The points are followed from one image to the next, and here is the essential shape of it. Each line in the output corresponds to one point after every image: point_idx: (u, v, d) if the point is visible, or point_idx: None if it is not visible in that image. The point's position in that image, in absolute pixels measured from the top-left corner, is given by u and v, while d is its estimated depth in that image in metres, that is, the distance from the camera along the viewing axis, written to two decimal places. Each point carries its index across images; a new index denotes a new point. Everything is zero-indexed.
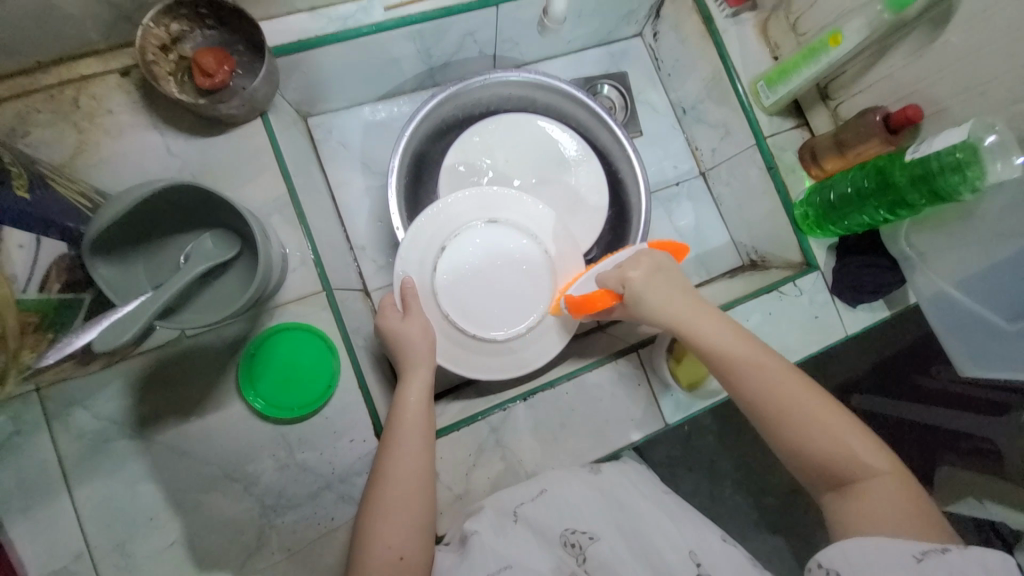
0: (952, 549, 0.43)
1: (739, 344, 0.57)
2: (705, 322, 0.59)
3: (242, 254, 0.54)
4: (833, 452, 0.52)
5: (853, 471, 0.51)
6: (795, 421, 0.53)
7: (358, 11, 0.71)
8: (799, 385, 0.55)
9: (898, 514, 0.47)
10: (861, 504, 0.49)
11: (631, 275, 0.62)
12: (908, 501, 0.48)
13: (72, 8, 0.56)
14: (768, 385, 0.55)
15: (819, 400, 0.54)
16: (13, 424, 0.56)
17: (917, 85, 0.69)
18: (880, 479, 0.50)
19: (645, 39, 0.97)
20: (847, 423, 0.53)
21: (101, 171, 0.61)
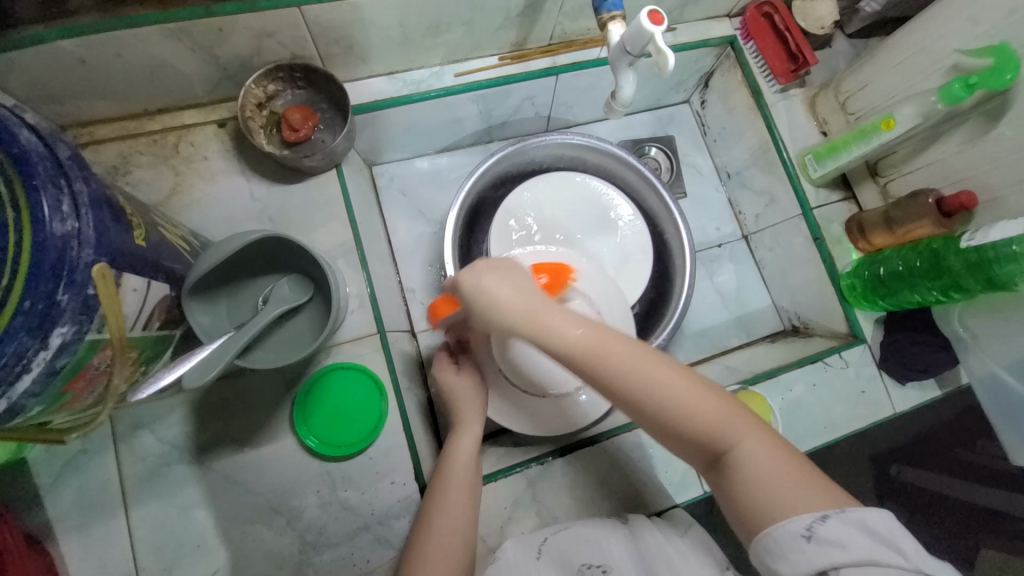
0: (831, 514, 0.42)
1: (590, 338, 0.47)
2: (554, 318, 0.48)
3: (314, 298, 0.58)
4: (698, 429, 0.47)
5: (723, 442, 0.47)
6: (660, 406, 0.47)
7: (431, 77, 0.78)
8: (662, 365, 0.48)
9: (771, 487, 0.44)
10: (736, 480, 0.46)
11: (467, 283, 0.52)
12: (784, 462, 0.45)
13: (187, 70, 0.63)
14: (621, 370, 0.47)
15: (677, 375, 0.47)
16: (84, 442, 0.60)
17: (970, 171, 0.70)
18: (749, 441, 0.46)
19: (692, 106, 1.01)
20: (701, 389, 0.47)
21: (191, 211, 0.67)
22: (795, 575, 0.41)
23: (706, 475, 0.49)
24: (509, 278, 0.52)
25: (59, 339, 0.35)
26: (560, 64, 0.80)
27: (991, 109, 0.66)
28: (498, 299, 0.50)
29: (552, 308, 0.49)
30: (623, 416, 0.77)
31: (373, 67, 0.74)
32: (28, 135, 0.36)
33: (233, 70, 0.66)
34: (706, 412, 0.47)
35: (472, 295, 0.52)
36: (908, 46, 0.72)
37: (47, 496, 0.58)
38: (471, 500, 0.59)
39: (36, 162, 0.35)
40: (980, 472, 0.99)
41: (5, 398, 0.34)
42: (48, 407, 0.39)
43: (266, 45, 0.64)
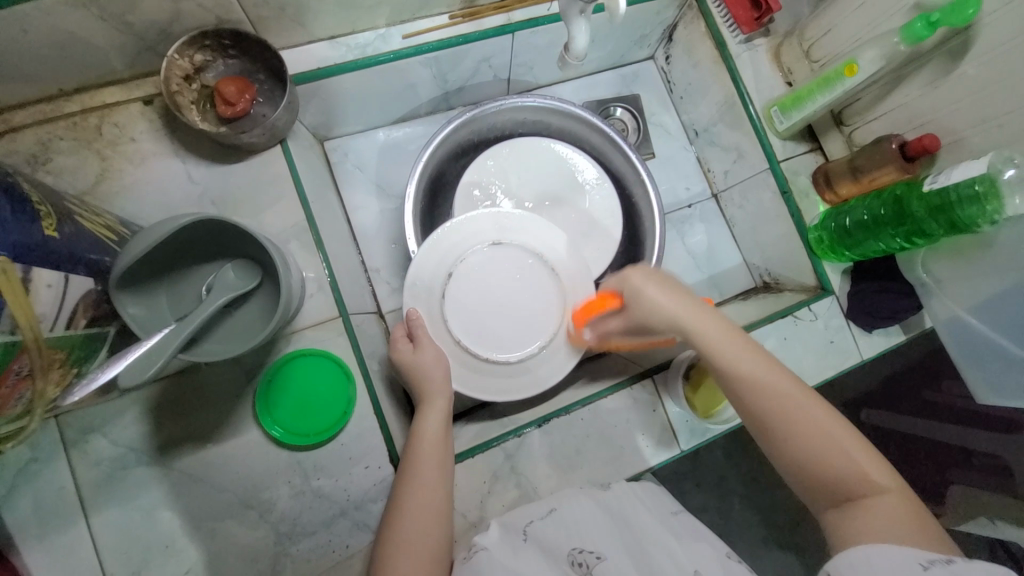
0: (959, 560, 0.42)
1: (777, 381, 0.53)
2: (734, 349, 0.54)
3: (263, 284, 0.55)
4: (837, 471, 0.50)
5: (861, 491, 0.49)
6: (803, 436, 0.51)
7: (377, 39, 0.73)
8: (809, 401, 0.52)
9: (901, 535, 0.46)
10: (862, 523, 0.48)
11: (635, 280, 0.57)
12: (913, 519, 0.47)
13: (99, 41, 0.57)
14: (755, 383, 0.53)
15: (835, 419, 0.52)
16: (31, 451, 0.56)
17: (932, 115, 0.69)
18: (884, 495, 0.48)
19: (657, 62, 0.98)
20: (847, 434, 0.51)
21: (123, 198, 0.62)
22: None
23: (824, 516, 0.51)
24: (692, 301, 0.56)
25: None
26: (514, 20, 0.75)
27: (953, 48, 0.65)
28: (663, 306, 0.55)
29: (724, 331, 0.55)
30: (599, 383, 0.77)
31: (310, 31, 0.68)
32: None
33: (152, 39, 0.59)
34: (853, 457, 0.50)
35: (637, 301, 0.56)
36: None
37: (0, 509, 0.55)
38: (444, 477, 0.59)
39: None
40: (952, 409, 1.04)
41: None
42: None
43: (185, 9, 0.57)
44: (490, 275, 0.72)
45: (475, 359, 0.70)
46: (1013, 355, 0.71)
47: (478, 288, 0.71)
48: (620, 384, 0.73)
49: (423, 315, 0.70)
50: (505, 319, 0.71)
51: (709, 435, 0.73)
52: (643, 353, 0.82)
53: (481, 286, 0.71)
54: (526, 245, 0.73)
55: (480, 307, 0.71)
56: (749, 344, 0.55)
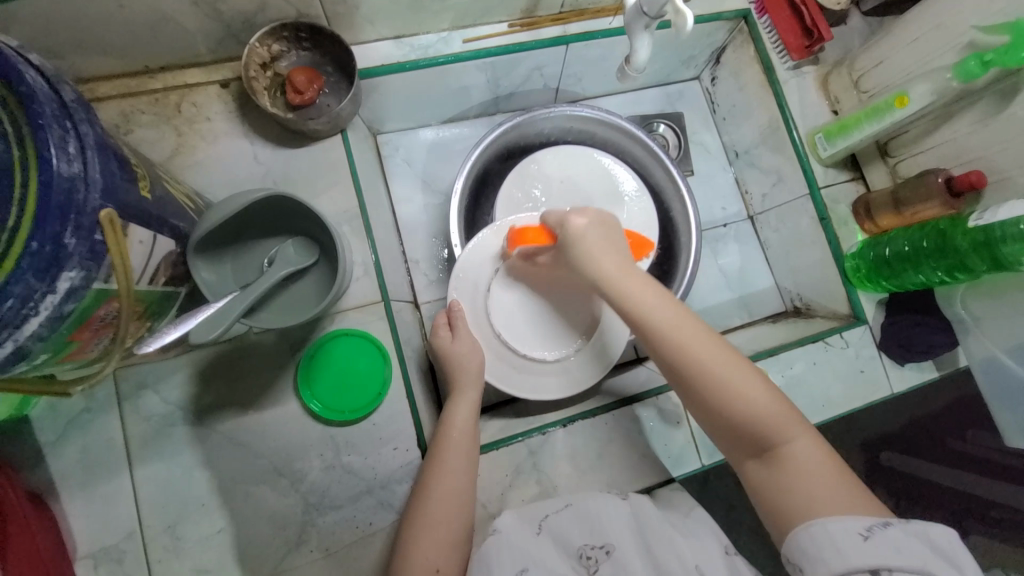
0: (894, 523, 0.44)
1: (683, 330, 0.54)
2: (643, 297, 0.56)
3: (319, 262, 0.58)
4: (751, 422, 0.51)
5: (777, 439, 0.51)
6: (712, 389, 0.52)
7: (438, 42, 0.76)
8: (721, 350, 0.53)
9: (810, 477, 0.49)
10: (780, 475, 0.50)
11: (575, 221, 0.61)
12: (827, 464, 0.50)
13: (189, 25, 0.61)
14: (666, 336, 0.54)
15: (745, 366, 0.53)
16: (85, 401, 0.60)
17: (981, 152, 0.69)
18: (798, 443, 0.50)
19: (703, 83, 1.00)
20: (760, 387, 0.52)
21: (192, 172, 0.66)
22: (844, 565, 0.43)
23: (743, 467, 0.54)
24: (614, 253, 0.59)
25: (67, 284, 0.33)
26: (570, 33, 0.78)
27: (1007, 87, 0.65)
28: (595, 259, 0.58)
29: (636, 279, 0.57)
30: (624, 391, 0.77)
31: (379, 30, 0.72)
32: (33, 74, 0.33)
33: (237, 27, 0.64)
34: (767, 405, 0.51)
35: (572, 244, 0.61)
36: (926, 22, 0.71)
37: (51, 453, 0.58)
38: (471, 464, 0.60)
39: (41, 100, 0.32)
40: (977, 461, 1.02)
41: (13, 340, 0.32)
42: (53, 358, 0.39)
43: (271, 1, 0.62)
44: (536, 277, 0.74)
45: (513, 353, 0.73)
46: None
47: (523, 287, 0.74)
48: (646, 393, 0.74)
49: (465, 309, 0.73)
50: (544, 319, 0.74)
51: None
52: None
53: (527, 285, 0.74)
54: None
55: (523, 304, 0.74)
56: (666, 297, 0.56)
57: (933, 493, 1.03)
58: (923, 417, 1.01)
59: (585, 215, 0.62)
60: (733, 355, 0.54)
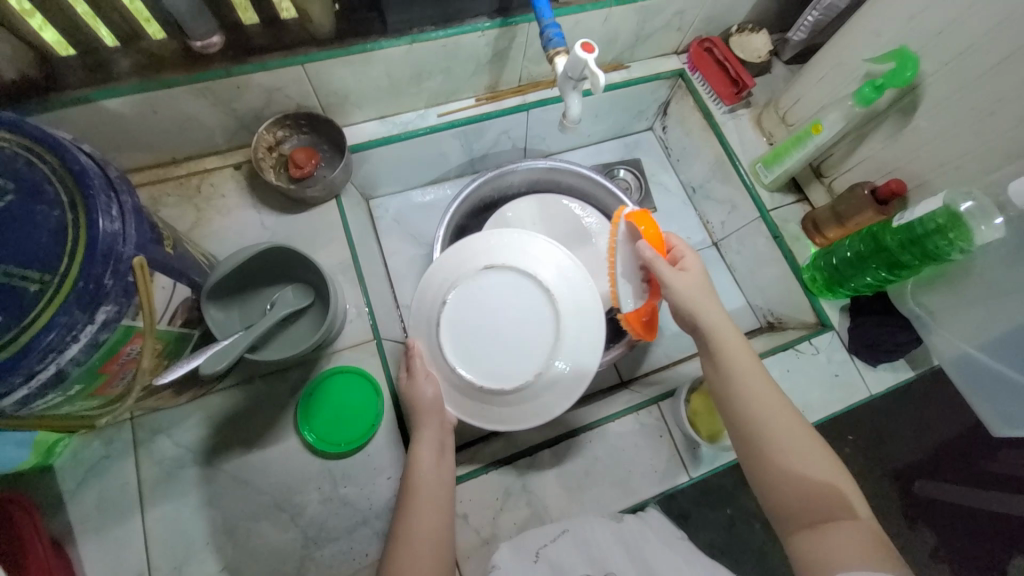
0: None
1: (766, 393, 0.58)
2: (734, 357, 0.60)
3: (314, 304, 0.67)
4: (805, 489, 0.54)
5: (833, 513, 0.52)
6: (781, 450, 0.56)
7: (416, 118, 0.90)
8: (789, 418, 0.57)
9: (868, 553, 0.49)
10: (826, 540, 0.51)
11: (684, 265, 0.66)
12: (879, 545, 0.50)
13: (208, 122, 0.75)
14: (748, 393, 0.58)
15: (813, 441, 0.56)
16: (105, 448, 0.65)
17: (898, 163, 0.78)
18: (855, 522, 0.52)
19: (655, 132, 1.13)
20: (825, 462, 0.55)
21: (209, 240, 0.77)
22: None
23: (791, 536, 0.53)
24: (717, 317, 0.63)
25: (103, 316, 0.41)
26: (529, 101, 0.92)
27: (906, 105, 0.74)
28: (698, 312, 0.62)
29: (731, 339, 0.61)
30: (607, 409, 0.81)
31: (366, 113, 0.86)
32: (86, 158, 0.44)
33: (247, 120, 0.78)
34: (825, 477, 0.54)
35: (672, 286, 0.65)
36: (828, 63, 0.82)
37: (70, 499, 0.63)
38: (443, 503, 0.61)
39: (92, 175, 0.43)
40: (995, 479, 1.09)
41: (55, 364, 0.40)
42: (84, 389, 0.46)
43: (275, 98, 0.76)
44: (489, 304, 0.70)
45: (473, 388, 0.67)
46: (1016, 383, 0.73)
47: (475, 314, 0.70)
48: (626, 409, 0.78)
49: (422, 348, 0.70)
50: (504, 347, 0.68)
51: (717, 463, 0.75)
52: (651, 385, 0.87)
53: (481, 311, 0.70)
54: (525, 272, 0.70)
55: (478, 332, 0.69)
56: (755, 362, 0.61)
57: (970, 519, 1.08)
58: (943, 443, 1.09)
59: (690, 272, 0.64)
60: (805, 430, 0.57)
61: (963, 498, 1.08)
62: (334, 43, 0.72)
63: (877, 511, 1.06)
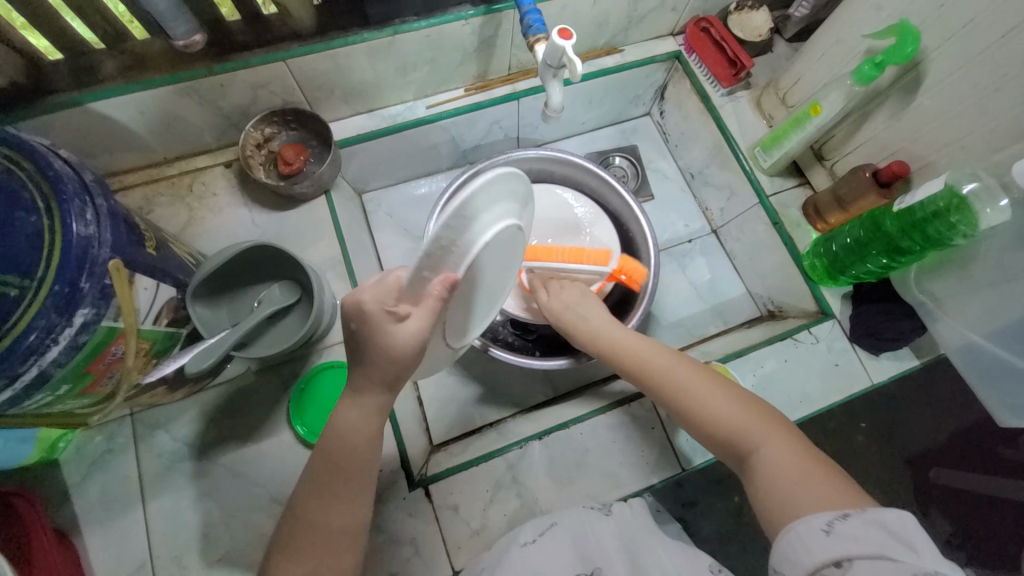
0: (852, 514, 0.43)
1: (648, 358, 0.63)
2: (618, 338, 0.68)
3: (301, 300, 0.69)
4: (718, 432, 0.55)
5: (748, 447, 0.52)
6: (680, 405, 0.58)
7: (405, 110, 0.89)
8: (681, 371, 0.60)
9: (783, 477, 0.48)
10: (751, 478, 0.51)
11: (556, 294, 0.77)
12: (798, 468, 0.48)
13: (196, 121, 0.76)
14: (635, 368, 0.64)
15: (716, 384, 0.58)
16: (107, 443, 0.68)
17: (901, 144, 0.75)
18: (770, 447, 0.51)
19: (653, 117, 1.10)
20: (724, 398, 0.56)
21: (202, 239, 0.78)
22: (811, 565, 0.42)
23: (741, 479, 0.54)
24: (606, 315, 0.72)
25: (82, 319, 0.42)
26: (519, 89, 0.90)
27: (909, 84, 0.70)
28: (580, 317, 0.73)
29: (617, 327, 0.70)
30: (600, 401, 0.80)
31: (354, 107, 0.86)
32: (61, 164, 0.45)
33: (235, 118, 0.78)
34: (733, 416, 0.54)
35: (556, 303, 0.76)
36: (828, 39, 0.78)
37: (74, 493, 0.65)
38: (339, 477, 0.49)
39: (66, 181, 0.43)
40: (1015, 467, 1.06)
41: (37, 366, 0.41)
42: (73, 388, 0.47)
43: (261, 94, 0.76)
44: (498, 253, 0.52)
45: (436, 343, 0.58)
46: None
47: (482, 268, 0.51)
48: (617, 401, 0.77)
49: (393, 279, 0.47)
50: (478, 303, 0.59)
51: (711, 455, 0.74)
52: None
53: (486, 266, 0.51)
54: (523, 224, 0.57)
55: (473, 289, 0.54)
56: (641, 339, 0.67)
57: (989, 508, 1.04)
58: (957, 431, 1.06)
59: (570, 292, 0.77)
60: (697, 374, 0.60)
61: (981, 487, 1.05)
62: (316, 38, 0.72)
63: (887, 497, 1.04)
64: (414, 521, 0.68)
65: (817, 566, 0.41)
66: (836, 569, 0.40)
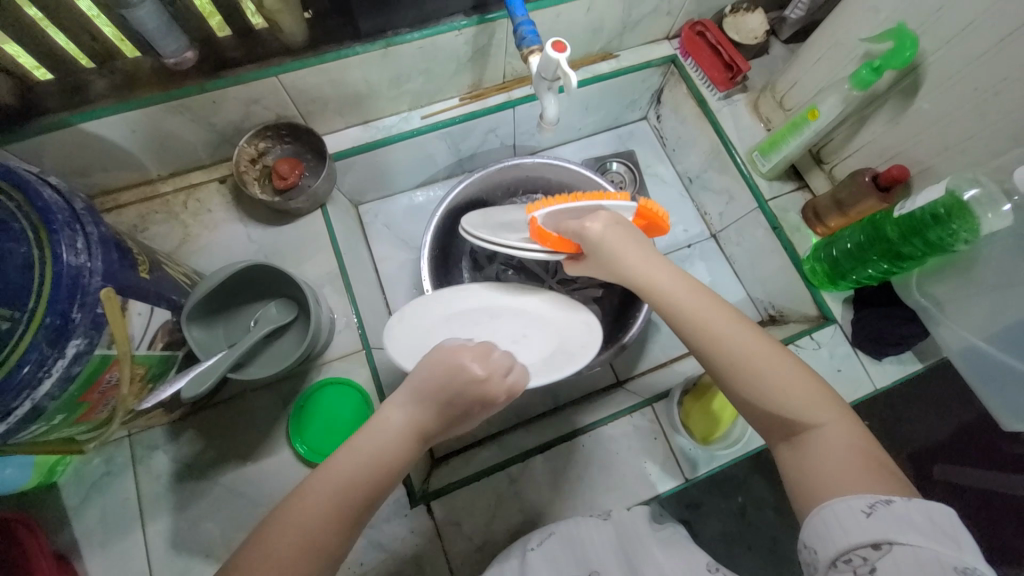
0: (896, 500, 0.41)
1: (702, 308, 0.52)
2: (662, 280, 0.55)
3: (298, 318, 0.68)
4: (776, 404, 0.48)
5: (808, 425, 0.47)
6: (737, 369, 0.50)
7: (400, 121, 0.88)
8: (741, 330, 0.51)
9: (845, 462, 0.45)
10: (803, 455, 0.47)
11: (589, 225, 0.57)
12: (859, 454, 0.45)
13: (190, 138, 0.75)
14: (683, 319, 0.53)
15: (780, 353, 0.50)
16: (105, 466, 0.67)
17: (900, 147, 0.74)
18: (833, 427, 0.47)
19: (650, 121, 1.09)
20: (790, 368, 0.49)
21: (199, 256, 0.78)
22: (847, 545, 0.41)
23: (777, 450, 0.50)
24: (645, 248, 0.57)
25: (74, 350, 0.42)
26: (514, 97, 0.89)
27: (907, 87, 0.70)
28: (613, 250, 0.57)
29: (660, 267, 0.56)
30: (600, 412, 0.80)
31: (348, 119, 0.85)
32: (50, 193, 0.44)
33: (228, 133, 0.77)
34: (799, 389, 0.48)
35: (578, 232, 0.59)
36: (825, 42, 0.77)
37: (74, 517, 0.65)
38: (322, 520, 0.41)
39: (56, 211, 0.43)
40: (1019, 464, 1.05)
41: (30, 400, 0.40)
42: (67, 417, 0.47)
43: (254, 110, 0.75)
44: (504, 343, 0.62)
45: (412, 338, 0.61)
46: None
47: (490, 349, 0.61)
48: (618, 412, 0.77)
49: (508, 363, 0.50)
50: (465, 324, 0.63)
51: (715, 464, 0.74)
52: (647, 385, 0.85)
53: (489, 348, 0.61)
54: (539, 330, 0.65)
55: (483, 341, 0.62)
56: (689, 282, 0.55)
57: (993, 506, 1.04)
58: (960, 429, 1.05)
59: (598, 218, 0.58)
60: (757, 335, 0.51)
61: (985, 485, 1.04)
62: (307, 53, 0.71)
63: None
64: (416, 539, 0.67)
65: (852, 546, 0.40)
66: (872, 550, 0.40)
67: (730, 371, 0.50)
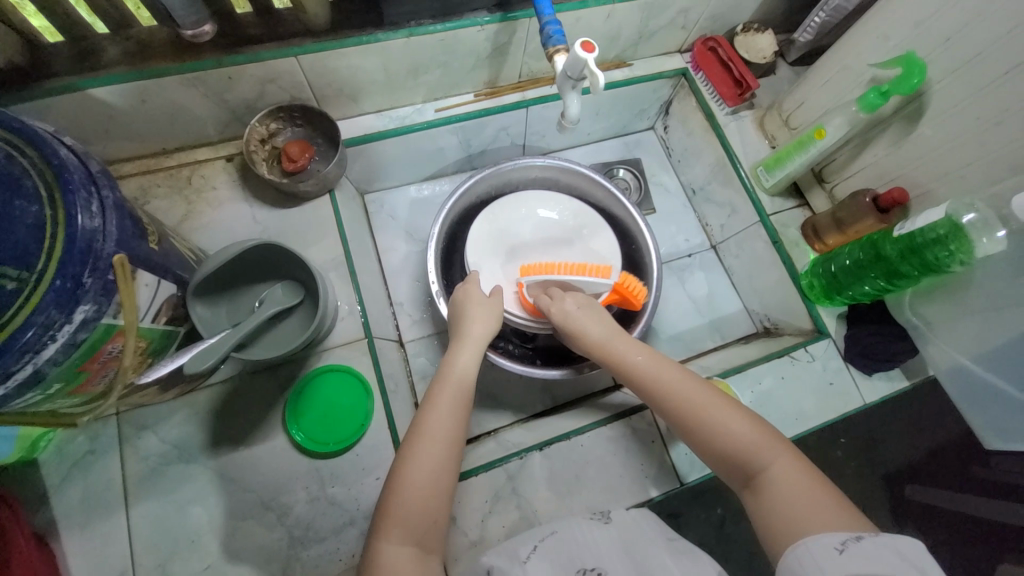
0: (866, 536, 0.44)
1: (655, 370, 0.63)
2: (623, 349, 0.67)
3: (304, 302, 0.68)
4: (727, 449, 0.56)
5: (758, 465, 0.53)
6: (690, 424, 0.58)
7: (414, 112, 0.88)
8: (689, 387, 0.61)
9: (794, 495, 0.50)
10: (758, 495, 0.52)
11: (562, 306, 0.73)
12: (808, 484, 0.51)
13: (199, 112, 0.74)
14: (643, 382, 0.64)
15: (724, 403, 0.58)
16: (90, 443, 0.65)
17: (900, 171, 0.77)
18: (779, 466, 0.52)
19: (657, 131, 1.11)
20: (735, 416, 0.57)
21: (200, 233, 0.76)
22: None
23: (744, 496, 0.55)
24: (605, 321, 0.71)
25: (81, 316, 0.40)
26: (528, 97, 0.90)
27: (910, 112, 0.73)
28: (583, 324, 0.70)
29: (624, 341, 0.68)
30: (597, 413, 0.80)
31: (362, 106, 0.84)
32: (65, 152, 0.43)
33: (239, 112, 0.76)
34: (743, 432, 0.56)
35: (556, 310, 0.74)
36: (834, 65, 0.80)
37: (53, 495, 0.62)
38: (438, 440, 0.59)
39: (72, 171, 0.42)
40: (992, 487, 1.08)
41: (32, 364, 0.39)
42: (65, 387, 0.45)
43: (269, 89, 0.74)
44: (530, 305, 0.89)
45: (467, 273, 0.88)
46: (1011, 396, 0.72)
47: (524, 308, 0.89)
48: (618, 413, 0.78)
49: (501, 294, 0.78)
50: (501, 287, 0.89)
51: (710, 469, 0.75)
52: None
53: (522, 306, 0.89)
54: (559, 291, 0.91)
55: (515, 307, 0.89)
56: (645, 350, 0.67)
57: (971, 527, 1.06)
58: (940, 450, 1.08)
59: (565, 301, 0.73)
60: (702, 390, 0.60)
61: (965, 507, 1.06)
62: (329, 36, 0.71)
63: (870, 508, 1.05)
64: None
65: None
66: None
67: (688, 426, 0.59)
